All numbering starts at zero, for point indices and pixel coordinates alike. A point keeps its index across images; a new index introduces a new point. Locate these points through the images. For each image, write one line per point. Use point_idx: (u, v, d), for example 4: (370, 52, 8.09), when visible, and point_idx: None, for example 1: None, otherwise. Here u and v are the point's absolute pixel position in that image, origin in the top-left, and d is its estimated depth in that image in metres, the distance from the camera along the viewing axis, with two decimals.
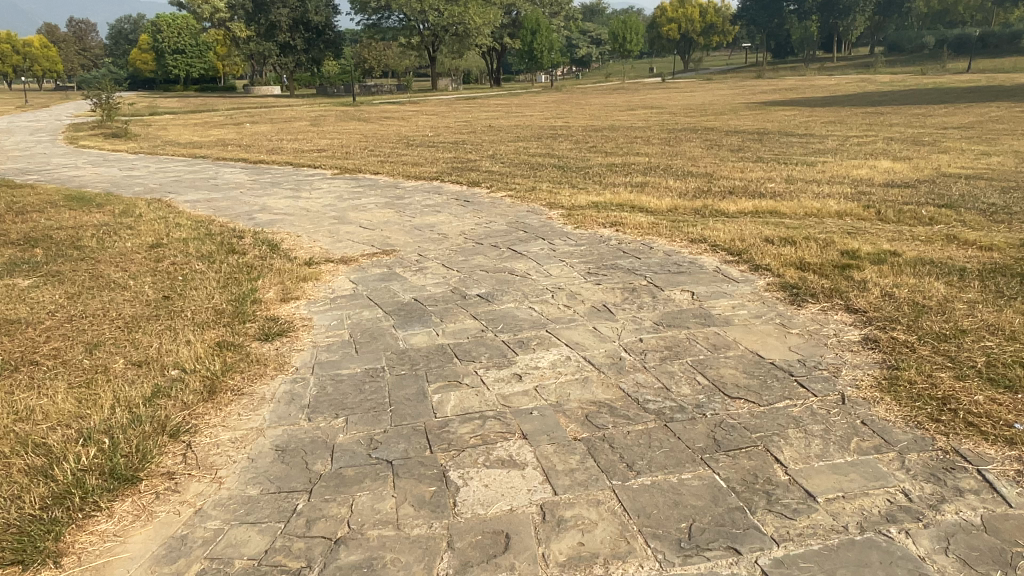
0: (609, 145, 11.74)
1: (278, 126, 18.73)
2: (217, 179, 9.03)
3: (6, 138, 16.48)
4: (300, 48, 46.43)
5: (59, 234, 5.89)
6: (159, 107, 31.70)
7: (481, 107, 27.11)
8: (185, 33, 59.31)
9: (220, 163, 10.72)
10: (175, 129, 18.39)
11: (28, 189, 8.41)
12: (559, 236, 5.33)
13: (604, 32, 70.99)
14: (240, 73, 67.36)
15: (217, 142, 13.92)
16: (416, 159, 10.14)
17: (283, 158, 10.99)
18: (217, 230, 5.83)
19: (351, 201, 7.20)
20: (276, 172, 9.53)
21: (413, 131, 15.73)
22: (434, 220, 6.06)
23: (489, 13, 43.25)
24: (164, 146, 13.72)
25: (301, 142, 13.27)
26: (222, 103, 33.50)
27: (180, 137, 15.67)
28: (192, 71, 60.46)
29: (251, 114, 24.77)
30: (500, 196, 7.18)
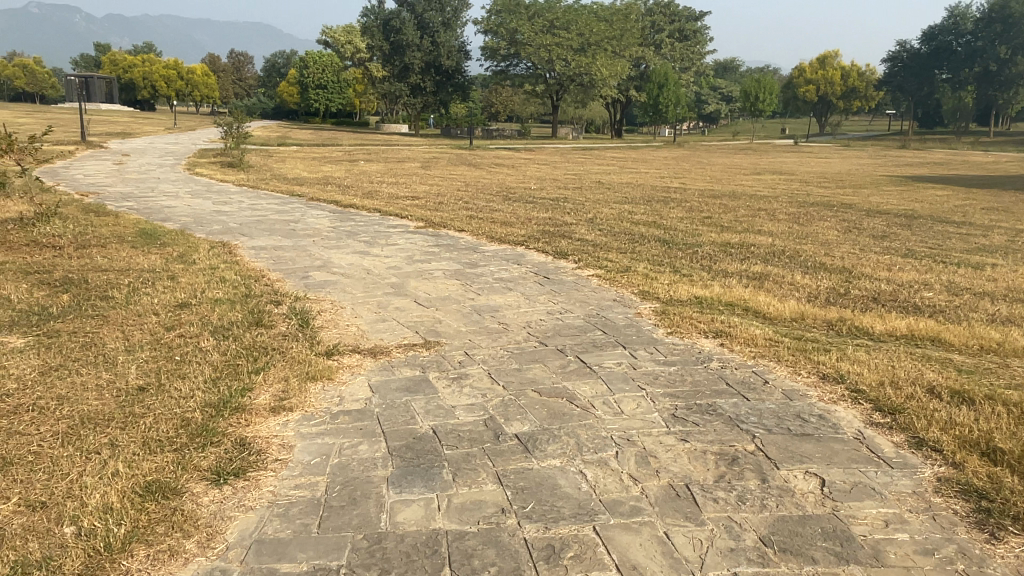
0: (727, 216, 10.49)
1: (389, 166, 18.71)
2: (296, 223, 8.57)
3: (136, 159, 17.27)
4: (430, 89, 47.82)
5: (98, 279, 5.43)
6: (291, 138, 33.25)
7: (598, 160, 26.35)
8: (329, 70, 62.94)
9: (310, 204, 10.37)
10: (290, 162, 18.73)
11: (111, 219, 8.27)
12: (645, 345, 4.24)
13: (736, 90, 69.09)
14: (374, 110, 70.60)
15: (319, 180, 13.82)
16: (508, 217, 9.34)
17: (375, 203, 10.52)
18: (258, 291, 5.17)
19: (419, 264, 6.42)
20: (358, 220, 8.99)
21: (518, 183, 15.07)
22: (502, 302, 5.14)
23: (617, 65, 42.84)
24: (269, 179, 13.75)
25: (399, 186, 12.88)
26: (348, 138, 34.75)
27: (289, 171, 15.77)
28: (330, 105, 63.85)
29: (370, 151, 25.20)
30: (586, 275, 6.19)
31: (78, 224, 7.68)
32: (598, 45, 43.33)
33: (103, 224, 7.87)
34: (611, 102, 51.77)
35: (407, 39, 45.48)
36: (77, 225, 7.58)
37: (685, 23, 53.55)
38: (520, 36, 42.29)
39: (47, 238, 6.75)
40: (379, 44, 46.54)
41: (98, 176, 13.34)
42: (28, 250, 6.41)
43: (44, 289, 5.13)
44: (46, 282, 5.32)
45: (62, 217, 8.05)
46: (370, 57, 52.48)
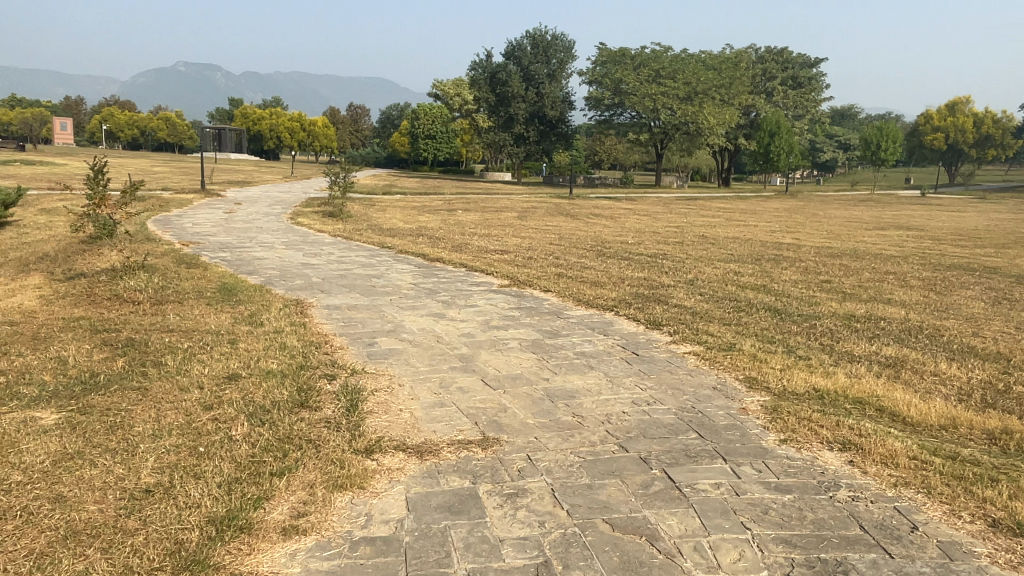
0: (848, 280, 9.39)
1: (486, 217, 18.55)
2: (379, 279, 8.28)
3: (246, 207, 17.99)
4: (533, 139, 48.31)
5: (159, 342, 5.21)
6: (397, 186, 34.19)
7: (703, 211, 25.25)
8: (438, 120, 65.17)
9: (397, 257, 10.14)
10: (389, 211, 18.97)
11: (199, 271, 8.30)
12: (750, 457, 3.44)
13: (855, 138, 65.66)
14: (480, 159, 72.21)
15: (411, 230, 13.71)
16: (600, 277, 8.68)
17: (462, 257, 10.17)
18: (315, 362, 4.76)
19: (495, 332, 5.86)
20: (442, 276, 8.61)
21: (616, 236, 14.40)
22: (581, 386, 4.46)
23: (725, 113, 41.67)
24: (364, 229, 13.80)
25: (492, 239, 12.53)
26: (451, 187, 35.41)
27: (386, 221, 15.85)
28: (438, 154, 65.92)
29: (471, 200, 25.33)
30: (682, 351, 5.42)
31: (166, 277, 7.72)
32: (706, 93, 42.33)
33: (188, 277, 7.87)
34: (718, 151, 50.37)
35: (513, 91, 46.37)
36: (164, 278, 7.62)
37: (799, 69, 51.71)
38: (624, 85, 42.11)
39: (129, 292, 6.74)
40: (485, 95, 47.69)
41: (205, 225, 13.83)
42: (108, 307, 6.38)
43: (103, 353, 4.94)
44: (108, 344, 5.16)
45: (154, 269, 8.15)
46: (477, 107, 53.91)
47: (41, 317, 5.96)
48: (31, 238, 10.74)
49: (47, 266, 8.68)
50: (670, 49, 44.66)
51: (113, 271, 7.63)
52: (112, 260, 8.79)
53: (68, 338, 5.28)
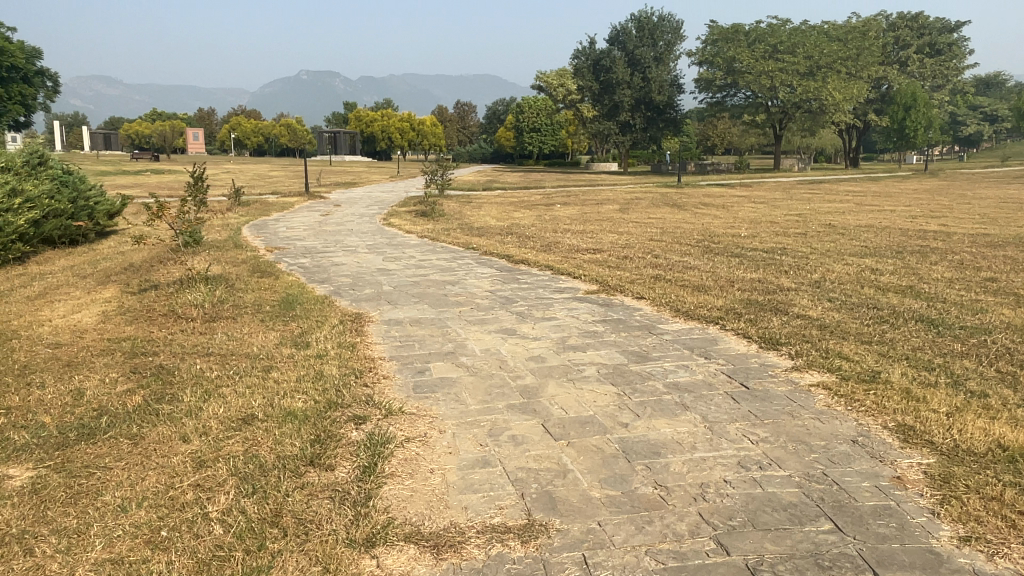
0: (1018, 277, 7.69)
1: (585, 211, 17.56)
2: (453, 287, 7.51)
3: (344, 209, 17.95)
4: (639, 126, 46.57)
5: (190, 369, 4.63)
6: (499, 182, 33.77)
7: (828, 196, 23.01)
8: (543, 113, 64.50)
9: (480, 261, 9.36)
10: (485, 208, 18.34)
11: (269, 281, 7.89)
12: (916, 571, 2.33)
13: (1005, 108, 58.91)
14: (587, 150, 70.88)
15: (501, 229, 12.95)
16: (706, 279, 7.50)
17: (550, 258, 9.27)
18: (346, 398, 3.98)
19: (572, 355, 4.89)
20: (523, 283, 7.72)
21: (726, 228, 12.97)
22: (672, 438, 3.43)
23: (852, 88, 38.26)
24: (453, 229, 13.18)
25: (586, 236, 11.55)
26: (554, 179, 34.57)
27: (479, 219, 15.21)
28: (543, 147, 65.47)
29: (573, 193, 24.34)
30: (806, 382, 4.25)
31: (232, 288, 7.33)
32: (829, 66, 39.02)
33: (254, 287, 7.44)
34: (844, 130, 46.49)
35: (618, 77, 44.86)
36: (229, 291, 7.22)
37: (937, 35, 46.86)
38: (738, 64, 39.51)
39: (185, 308, 6.34)
40: (589, 84, 46.46)
41: (297, 229, 13.72)
42: (160, 325, 5.98)
43: (126, 384, 4.41)
44: (137, 371, 4.64)
45: (224, 279, 7.81)
46: (581, 97, 52.71)
47: (88, 338, 5.62)
48: (126, 248, 10.87)
49: (128, 278, 8.58)
50: (788, 22, 41.55)
51: (179, 282, 7.33)
52: (188, 270, 8.57)
53: (102, 364, 4.83)
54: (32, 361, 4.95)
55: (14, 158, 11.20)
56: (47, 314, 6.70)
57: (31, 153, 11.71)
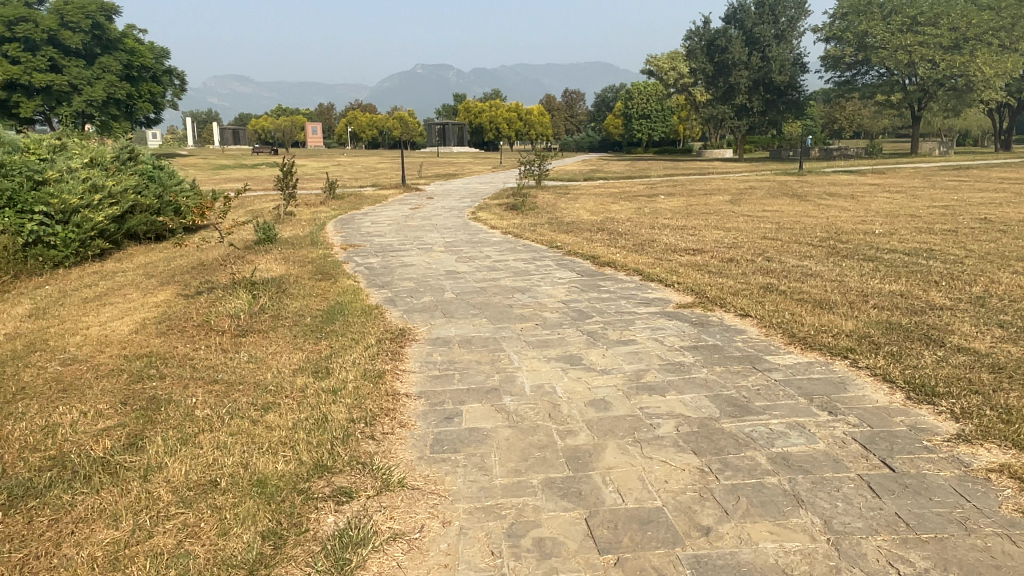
0: None
1: (691, 204, 16.13)
2: (522, 297, 6.54)
3: (435, 202, 17.42)
4: (758, 110, 43.67)
5: (185, 401, 3.90)
6: (604, 172, 32.50)
7: (978, 186, 20.19)
8: (653, 99, 62.32)
9: (561, 263, 8.32)
10: (582, 201, 17.25)
11: (325, 285, 7.24)
12: None
13: None
14: (700, 137, 67.80)
15: (593, 225, 11.86)
16: (829, 292, 6.11)
17: (641, 260, 8.12)
18: (338, 458, 3.08)
19: (646, 402, 3.76)
20: (605, 292, 6.61)
21: (855, 223, 11.23)
22: (773, 564, 2.29)
23: (1006, 61, 33.91)
24: (542, 224, 12.23)
25: (688, 232, 10.27)
26: (663, 169, 32.88)
27: (572, 213, 14.15)
28: (652, 134, 63.25)
29: (680, 184, 22.76)
30: (981, 466, 2.95)
31: (280, 294, 6.68)
32: (979, 38, 34.75)
33: (304, 293, 6.77)
34: (995, 109, 41.51)
35: (734, 58, 42.18)
36: (277, 297, 6.58)
37: None
38: (870, 39, 36.02)
39: (219, 318, 5.71)
40: (703, 66, 44.03)
41: (381, 224, 13.20)
42: (186, 338, 5.36)
43: (106, 420, 3.74)
44: (128, 402, 3.97)
45: (279, 283, 7.23)
46: (694, 81, 50.16)
47: (106, 354, 5.07)
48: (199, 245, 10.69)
49: (192, 278, 8.20)
50: None
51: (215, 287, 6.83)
52: (250, 272, 8.11)
53: (98, 390, 4.22)
54: (30, 384, 4.40)
55: (104, 154, 11.29)
56: (89, 320, 6.31)
57: (122, 149, 11.80)
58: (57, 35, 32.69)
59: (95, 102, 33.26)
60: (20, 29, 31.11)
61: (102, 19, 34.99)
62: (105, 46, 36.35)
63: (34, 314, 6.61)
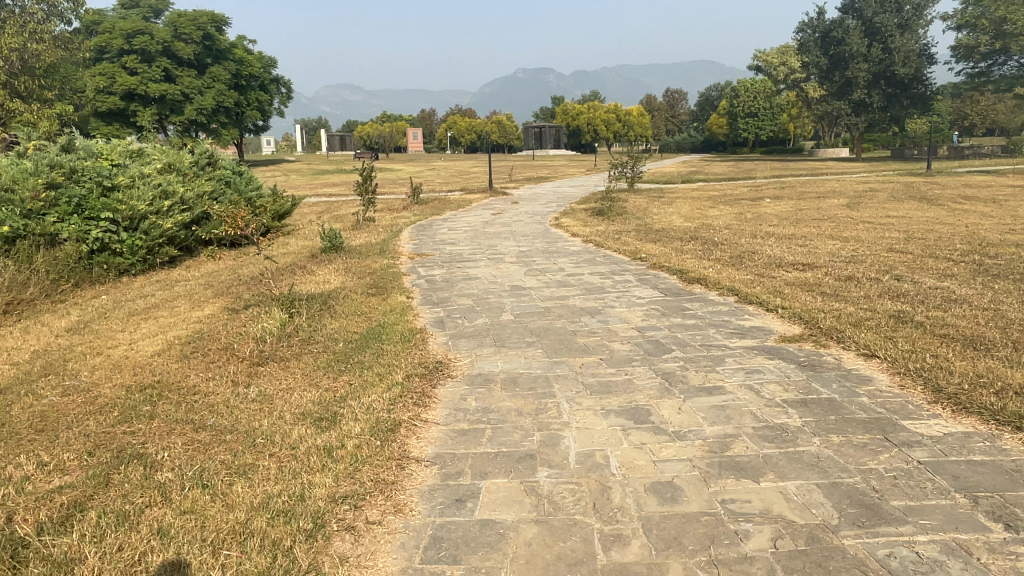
0: None
1: (801, 208, 14.58)
2: (589, 321, 5.58)
3: (521, 206, 16.67)
4: (877, 106, 40.39)
5: (154, 456, 3.23)
6: (705, 173, 30.79)
7: None
8: (761, 96, 59.34)
9: (643, 280, 7.27)
10: (678, 205, 16.01)
11: (376, 300, 6.57)
12: None
13: None
14: (812, 136, 63.90)
15: (686, 232, 10.69)
16: (982, 327, 4.78)
17: (738, 277, 6.99)
18: (292, 569, 2.26)
19: (731, 493, 2.72)
20: (691, 319, 5.53)
21: (1003, 233, 9.52)
22: None
23: None
24: (629, 231, 11.19)
25: (796, 243, 8.96)
26: (769, 170, 30.88)
27: (665, 219, 12.98)
28: (759, 133, 60.22)
29: (790, 186, 20.95)
30: None
31: (321, 313, 6.01)
32: None
33: (348, 312, 6.06)
34: None
35: (851, 49, 39.17)
36: (317, 316, 5.91)
37: None
38: (1010, 25, 32.37)
39: (243, 342, 5.08)
40: (816, 60, 41.28)
41: (459, 230, 12.56)
42: (202, 366, 4.75)
43: (62, 477, 3.12)
44: (95, 453, 3.34)
45: (327, 298, 6.61)
46: (806, 75, 47.08)
47: (111, 383, 4.52)
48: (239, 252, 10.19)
49: (246, 289, 7.73)
50: None
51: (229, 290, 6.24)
52: (304, 285, 7.56)
53: (77, 432, 3.64)
54: (13, 420, 3.90)
55: (183, 160, 11.22)
56: (122, 337, 5.91)
57: (202, 155, 11.73)
58: (171, 47, 34.60)
59: (204, 110, 35.01)
60: (139, 42, 33.08)
61: (213, 30, 36.79)
62: (216, 56, 38.20)
63: (73, 329, 6.29)
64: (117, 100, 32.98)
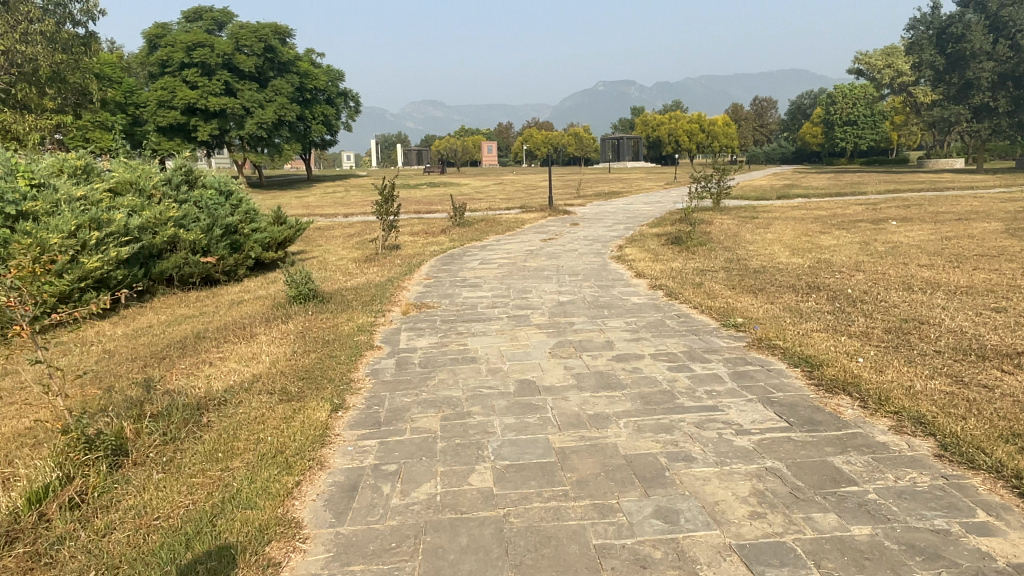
0: None
1: (944, 235, 11.19)
2: (633, 513, 2.67)
3: (581, 230, 13.89)
4: (1003, 110, 35.20)
5: None
6: (800, 186, 27.13)
7: None
8: (861, 103, 54.52)
9: (743, 381, 4.24)
10: (776, 229, 12.86)
11: (281, 412, 3.93)
12: None
13: None
14: (919, 145, 58.09)
15: (797, 276, 7.59)
16: None
17: (914, 383, 3.97)
18: None
19: None
20: (860, 525, 2.55)
21: None
22: None
23: None
24: (716, 271, 8.18)
25: (984, 305, 5.75)
26: (877, 183, 27.02)
27: (762, 250, 9.86)
28: (859, 143, 55.17)
29: (913, 204, 17.29)
30: None
31: (156, 457, 3.36)
32: None
33: (201, 453, 3.37)
34: None
35: (973, 47, 34.30)
36: (139, 466, 3.29)
37: None
38: None
39: None
40: (930, 59, 36.62)
41: (492, 263, 9.88)
42: None
43: None
44: None
45: (202, 408, 4.03)
46: (916, 77, 42.05)
47: None
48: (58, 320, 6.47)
49: (133, 373, 5.17)
50: None
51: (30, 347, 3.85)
52: (209, 375, 4.92)
53: None
54: None
55: (149, 176, 9.16)
56: None
57: (176, 170, 9.57)
58: (232, 59, 33.66)
59: (264, 123, 33.71)
60: (199, 54, 32.32)
61: (275, 42, 35.73)
62: (279, 68, 37.10)
63: None
64: (177, 115, 32.26)
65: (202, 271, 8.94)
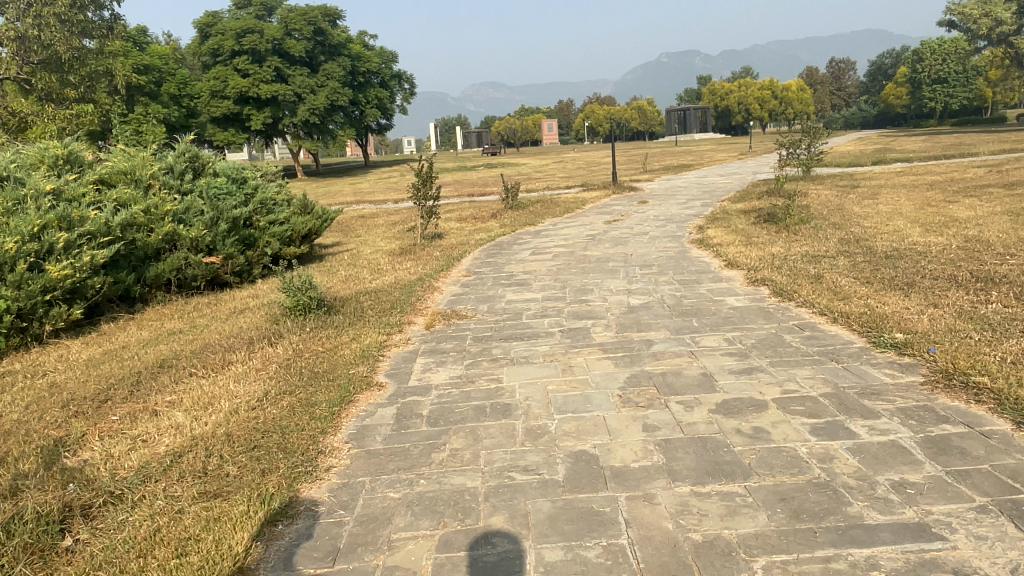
0: None
1: None
2: None
3: (650, 208, 12.10)
4: None
5: None
6: (892, 151, 24.27)
7: None
8: (952, 58, 50.00)
9: (956, 468, 2.49)
10: (886, 199, 10.77)
11: (186, 525, 2.45)
12: None
13: None
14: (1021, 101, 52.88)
15: (949, 263, 5.68)
16: None
17: None
18: None
19: None
20: None
21: None
22: None
23: None
24: (834, 257, 6.34)
25: None
26: (983, 144, 23.91)
27: (882, 227, 7.91)
28: (950, 102, 50.62)
29: None
30: None
31: None
32: None
33: None
34: None
35: None
36: None
37: None
38: None
39: None
40: None
41: (546, 253, 8.28)
42: None
43: None
44: None
45: (74, 515, 2.59)
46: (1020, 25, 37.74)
47: None
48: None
49: (47, 430, 3.78)
50: None
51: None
52: (136, 438, 3.49)
53: None
54: None
55: (147, 164, 7.93)
56: None
57: (179, 156, 8.34)
58: (282, 44, 32.97)
59: (317, 110, 32.91)
60: (248, 40, 31.64)
61: (325, 24, 34.83)
62: (331, 51, 36.18)
63: None
64: (230, 104, 31.66)
65: (207, 273, 7.63)
